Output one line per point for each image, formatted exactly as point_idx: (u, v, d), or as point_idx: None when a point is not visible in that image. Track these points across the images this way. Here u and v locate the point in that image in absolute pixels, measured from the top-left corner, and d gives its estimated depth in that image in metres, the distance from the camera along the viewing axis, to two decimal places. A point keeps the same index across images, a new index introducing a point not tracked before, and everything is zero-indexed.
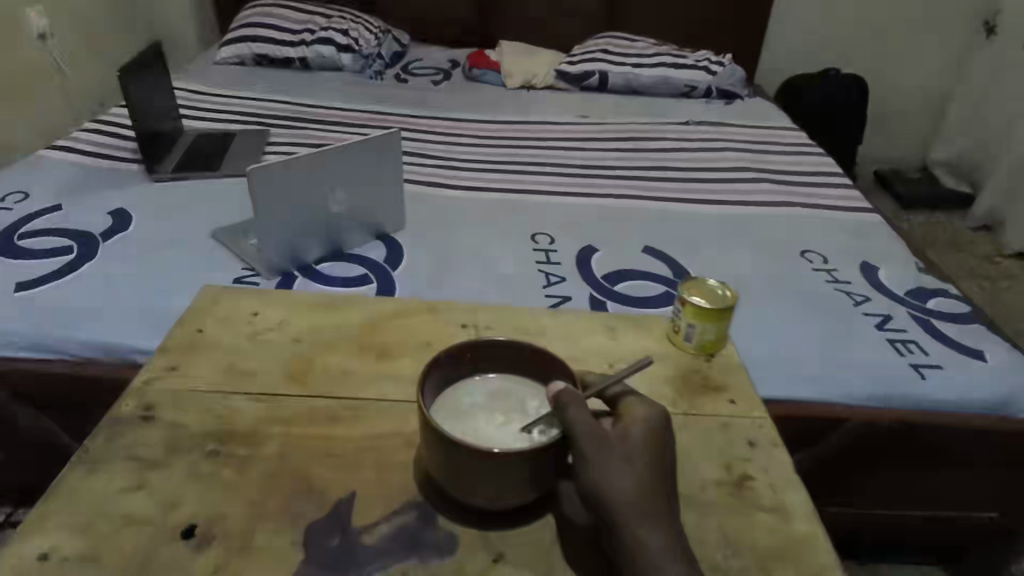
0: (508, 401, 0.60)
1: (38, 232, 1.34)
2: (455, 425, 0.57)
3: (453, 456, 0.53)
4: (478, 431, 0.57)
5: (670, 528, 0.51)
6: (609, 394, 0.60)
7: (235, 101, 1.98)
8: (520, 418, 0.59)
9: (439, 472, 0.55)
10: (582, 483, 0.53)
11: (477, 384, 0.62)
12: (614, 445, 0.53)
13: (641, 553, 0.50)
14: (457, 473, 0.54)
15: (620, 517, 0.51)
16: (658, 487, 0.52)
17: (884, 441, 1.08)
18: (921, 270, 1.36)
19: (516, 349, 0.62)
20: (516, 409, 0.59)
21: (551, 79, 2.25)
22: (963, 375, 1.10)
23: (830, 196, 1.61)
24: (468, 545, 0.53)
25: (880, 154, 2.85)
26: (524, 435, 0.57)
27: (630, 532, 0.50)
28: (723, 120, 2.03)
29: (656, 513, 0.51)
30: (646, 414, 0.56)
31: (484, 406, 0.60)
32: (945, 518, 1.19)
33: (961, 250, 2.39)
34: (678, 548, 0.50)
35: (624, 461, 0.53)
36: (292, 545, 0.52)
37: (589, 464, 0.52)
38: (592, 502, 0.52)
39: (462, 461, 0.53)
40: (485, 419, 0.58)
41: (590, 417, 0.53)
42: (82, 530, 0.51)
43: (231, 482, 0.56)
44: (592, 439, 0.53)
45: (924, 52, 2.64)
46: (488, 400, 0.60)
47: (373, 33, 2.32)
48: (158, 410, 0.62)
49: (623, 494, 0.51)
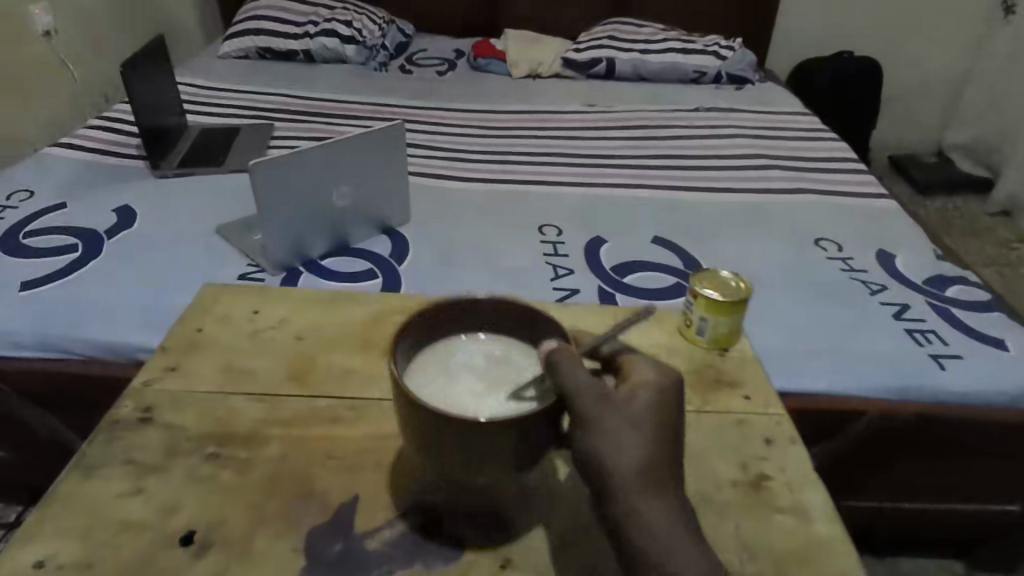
0: (495, 366, 0.58)
1: (43, 230, 1.34)
2: (431, 389, 0.55)
3: (432, 427, 0.50)
4: (456, 396, 0.54)
5: (673, 504, 0.49)
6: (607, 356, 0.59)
7: (239, 96, 1.97)
8: (508, 383, 0.56)
9: (420, 444, 0.52)
10: (579, 451, 0.51)
11: (459, 345, 0.60)
12: (615, 408, 0.51)
13: (643, 527, 0.48)
14: (443, 446, 0.50)
15: (621, 491, 0.49)
16: (665, 458, 0.50)
17: (899, 433, 1.05)
18: (939, 258, 1.33)
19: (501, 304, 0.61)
20: (505, 374, 0.57)
21: (558, 67, 2.21)
22: (985, 366, 1.07)
23: (843, 182, 1.58)
24: (474, 550, 0.52)
25: (894, 138, 2.79)
26: (512, 403, 0.54)
27: (631, 505, 0.48)
28: (734, 106, 1.99)
29: (661, 488, 0.49)
30: (648, 375, 0.54)
31: (467, 369, 0.57)
32: (963, 511, 1.16)
33: (978, 236, 2.34)
34: (683, 526, 0.49)
35: (627, 427, 0.50)
36: (293, 552, 0.50)
37: (587, 433, 0.50)
38: (589, 472, 0.51)
39: (440, 433, 0.50)
40: (468, 383, 0.56)
41: (592, 380, 0.51)
42: (79, 536, 0.50)
43: (230, 486, 0.55)
44: (593, 402, 0.50)
45: (940, 33, 2.58)
46: (476, 363, 0.58)
47: (377, 23, 2.30)
48: (158, 412, 0.61)
49: (624, 464, 0.49)
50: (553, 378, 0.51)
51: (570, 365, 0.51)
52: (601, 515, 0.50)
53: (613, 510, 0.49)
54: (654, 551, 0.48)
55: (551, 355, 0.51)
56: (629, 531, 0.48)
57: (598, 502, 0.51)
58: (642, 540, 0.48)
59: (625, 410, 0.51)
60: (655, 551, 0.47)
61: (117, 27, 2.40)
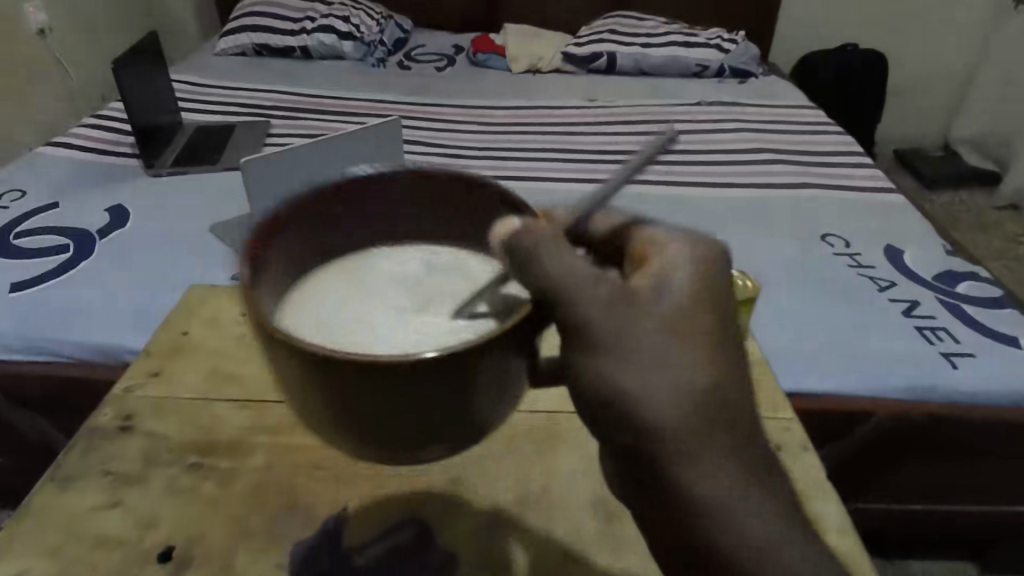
0: (424, 280, 0.46)
1: (34, 230, 1.31)
2: (347, 311, 0.43)
3: (316, 385, 0.36)
4: (366, 322, 0.42)
5: (735, 438, 0.40)
6: (597, 232, 0.45)
7: (235, 93, 1.94)
8: (439, 300, 0.44)
9: (315, 405, 0.38)
10: (602, 387, 0.39)
11: (375, 264, 0.49)
12: (639, 313, 0.39)
13: (704, 476, 0.40)
14: (346, 408, 0.37)
15: (669, 436, 0.39)
16: (726, 404, 0.40)
17: (908, 434, 1.02)
18: (948, 253, 1.30)
19: (424, 186, 0.51)
20: (445, 289, 0.45)
21: (558, 61, 2.18)
22: (997, 364, 1.04)
23: (850, 176, 1.55)
24: (470, 567, 0.50)
25: (899, 133, 2.76)
26: (462, 323, 0.42)
27: (687, 452, 0.39)
28: (737, 100, 1.95)
29: (720, 419, 0.40)
30: (675, 256, 0.42)
31: (389, 288, 0.45)
32: (975, 513, 1.13)
33: (986, 230, 2.31)
34: (749, 460, 0.41)
35: (660, 339, 0.39)
36: (278, 569, 0.48)
37: (613, 362, 0.39)
38: (622, 417, 0.40)
39: (335, 395, 0.36)
40: (394, 298, 0.44)
41: (601, 282, 0.38)
42: (49, 553, 0.48)
43: (213, 499, 0.52)
44: (609, 309, 0.39)
45: (945, 24, 2.54)
46: (408, 274, 0.47)
47: (375, 19, 2.27)
48: (138, 420, 0.58)
49: (670, 399, 0.39)
50: (530, 280, 0.37)
51: (558, 255, 0.37)
52: (641, 469, 0.41)
53: (661, 462, 0.40)
54: (720, 505, 0.40)
55: (520, 242, 0.37)
56: (688, 483, 0.40)
57: (635, 453, 0.40)
58: (708, 493, 0.40)
59: (648, 313, 0.40)
60: (722, 504, 0.40)
61: (113, 24, 2.37)
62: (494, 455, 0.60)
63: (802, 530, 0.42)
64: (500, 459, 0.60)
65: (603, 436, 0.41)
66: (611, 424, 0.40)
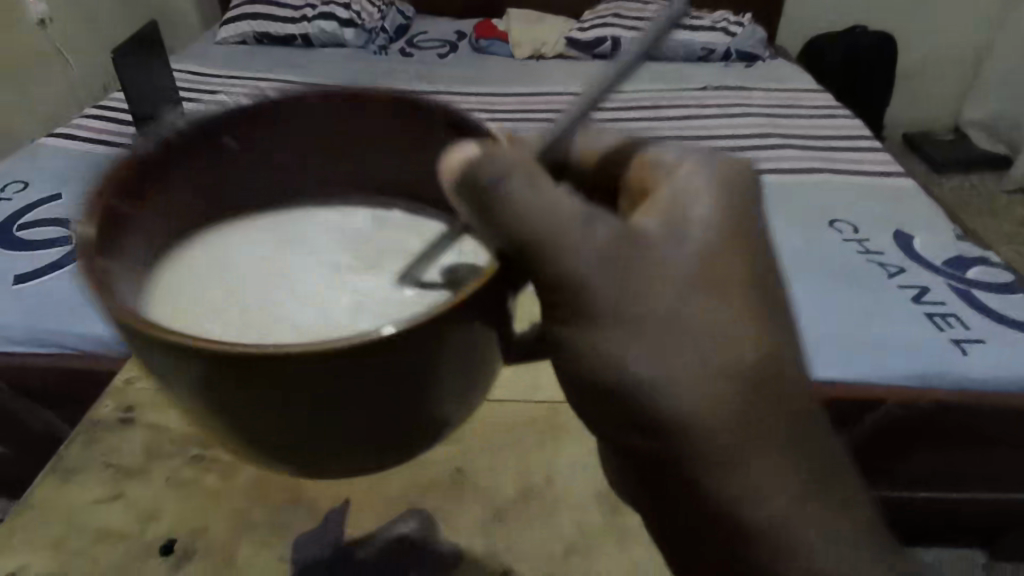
0: (348, 246, 0.47)
1: (38, 222, 1.31)
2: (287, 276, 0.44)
3: (246, 385, 0.31)
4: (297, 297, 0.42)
5: (764, 415, 0.41)
6: (576, 160, 0.46)
7: (237, 82, 1.93)
8: (368, 264, 0.45)
9: (229, 416, 0.34)
10: (630, 391, 0.40)
11: (288, 228, 0.49)
12: (655, 285, 0.39)
13: (738, 475, 0.41)
14: (281, 411, 0.33)
15: (699, 437, 0.40)
16: (767, 386, 0.41)
17: (916, 422, 1.02)
18: (959, 238, 1.28)
19: (360, 113, 0.46)
20: (388, 248, 0.47)
21: (561, 47, 2.16)
22: (1009, 351, 1.02)
23: (858, 161, 1.53)
24: (474, 557, 0.52)
25: (908, 116, 2.72)
26: (416, 293, 0.42)
27: (714, 441, 0.40)
28: (744, 84, 1.93)
29: (750, 392, 0.40)
30: (689, 186, 0.42)
31: (320, 258, 0.46)
32: (983, 501, 1.12)
33: (996, 215, 2.28)
34: (786, 436, 0.42)
35: (681, 309, 0.39)
36: (281, 561, 0.50)
37: (637, 366, 0.39)
38: (653, 429, 0.41)
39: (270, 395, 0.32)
40: (335, 260, 0.46)
41: (611, 239, 0.37)
42: (51, 547, 0.50)
43: (214, 491, 0.53)
44: (623, 285, 0.38)
45: (954, 6, 2.50)
46: (348, 234, 0.48)
47: (376, 5, 2.24)
48: (140, 412, 0.59)
49: (695, 393, 0.40)
50: (498, 225, 0.35)
51: (527, 192, 0.35)
52: (675, 477, 0.42)
53: (695, 466, 0.41)
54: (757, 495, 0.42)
55: (477, 173, 0.34)
56: (724, 480, 0.41)
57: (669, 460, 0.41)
58: (745, 487, 0.41)
59: (670, 281, 0.39)
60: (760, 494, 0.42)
61: (113, 13, 2.35)
62: (499, 449, 0.61)
63: (830, 505, 0.44)
64: (505, 452, 0.61)
65: (635, 447, 0.42)
66: (643, 433, 0.41)
